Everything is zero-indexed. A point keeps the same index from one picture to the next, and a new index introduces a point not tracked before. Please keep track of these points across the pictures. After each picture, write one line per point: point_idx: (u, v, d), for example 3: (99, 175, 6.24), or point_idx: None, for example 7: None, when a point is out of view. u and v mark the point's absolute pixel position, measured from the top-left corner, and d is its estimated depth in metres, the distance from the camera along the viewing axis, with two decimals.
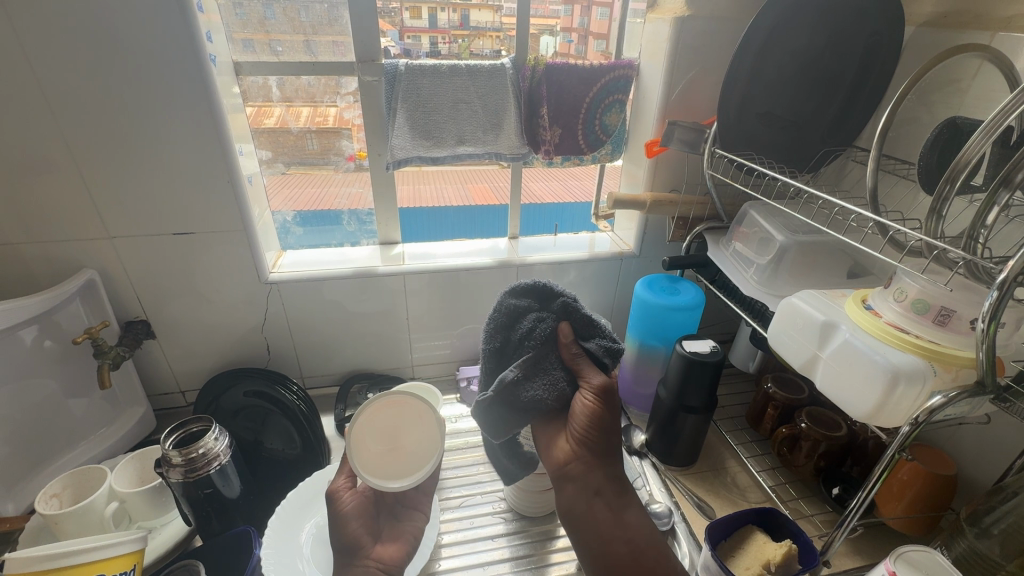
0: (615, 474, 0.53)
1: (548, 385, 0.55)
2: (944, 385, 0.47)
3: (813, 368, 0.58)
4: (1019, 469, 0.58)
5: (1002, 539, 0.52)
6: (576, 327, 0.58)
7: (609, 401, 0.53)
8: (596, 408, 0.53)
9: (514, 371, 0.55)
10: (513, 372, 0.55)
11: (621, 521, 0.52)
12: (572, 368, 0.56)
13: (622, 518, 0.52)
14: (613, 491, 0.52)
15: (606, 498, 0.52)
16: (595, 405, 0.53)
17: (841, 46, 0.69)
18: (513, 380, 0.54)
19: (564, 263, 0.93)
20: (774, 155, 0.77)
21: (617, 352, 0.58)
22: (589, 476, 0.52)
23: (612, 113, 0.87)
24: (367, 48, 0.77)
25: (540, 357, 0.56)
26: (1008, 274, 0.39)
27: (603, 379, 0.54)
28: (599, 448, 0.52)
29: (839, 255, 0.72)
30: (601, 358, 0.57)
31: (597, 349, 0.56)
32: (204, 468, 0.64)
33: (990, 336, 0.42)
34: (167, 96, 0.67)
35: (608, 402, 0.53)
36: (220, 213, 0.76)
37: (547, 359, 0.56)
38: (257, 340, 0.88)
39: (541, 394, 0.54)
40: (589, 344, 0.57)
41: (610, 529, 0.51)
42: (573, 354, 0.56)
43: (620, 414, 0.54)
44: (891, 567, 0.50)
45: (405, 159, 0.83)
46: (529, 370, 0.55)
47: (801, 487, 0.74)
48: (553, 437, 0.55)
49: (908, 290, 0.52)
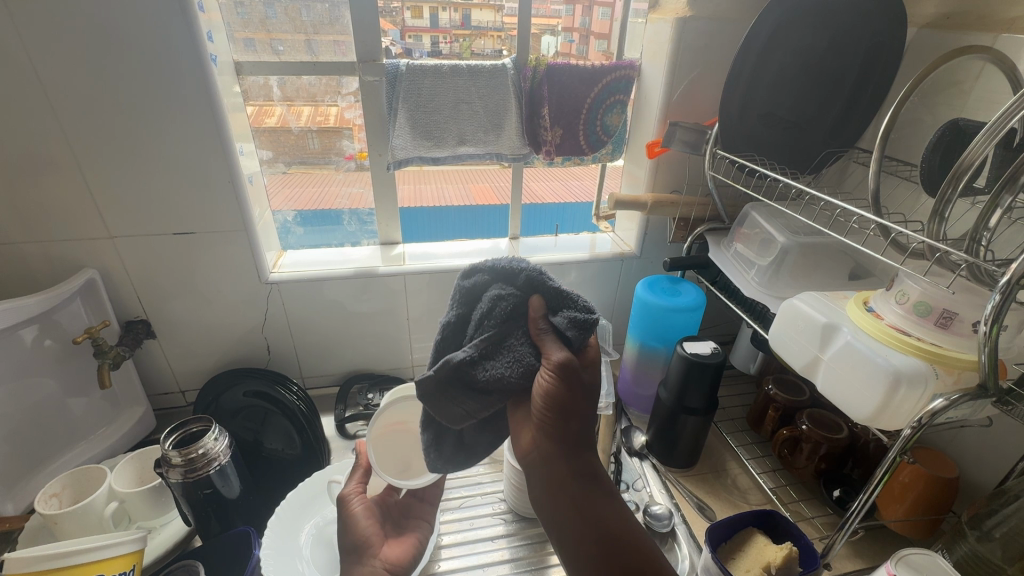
0: (588, 461, 0.44)
1: (512, 362, 0.45)
2: (945, 388, 0.47)
3: (814, 370, 0.58)
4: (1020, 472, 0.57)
5: (1003, 542, 0.52)
6: (546, 300, 0.47)
7: (568, 380, 0.43)
8: (552, 391, 0.43)
9: (467, 350, 0.45)
10: (466, 350, 0.45)
11: (600, 518, 0.42)
12: (538, 345, 0.46)
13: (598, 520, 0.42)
14: (586, 481, 0.43)
15: (578, 492, 0.43)
16: (554, 386, 0.43)
17: (844, 46, 0.69)
18: (466, 360, 0.45)
19: (565, 264, 0.93)
20: (776, 156, 0.77)
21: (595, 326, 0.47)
22: (556, 467, 0.43)
23: (614, 113, 0.87)
24: (369, 48, 0.77)
25: (500, 334, 0.46)
26: (1009, 278, 0.39)
27: (566, 354, 0.44)
28: (560, 433, 0.43)
29: (841, 257, 0.71)
30: (574, 334, 0.46)
31: (568, 325, 0.46)
32: (204, 468, 0.64)
33: (991, 339, 0.41)
34: (168, 94, 0.67)
35: (568, 382, 0.43)
36: (221, 213, 0.76)
37: (510, 335, 0.46)
38: (258, 340, 0.88)
39: (502, 374, 0.45)
40: (558, 318, 0.46)
41: (581, 533, 0.42)
42: (539, 330, 0.46)
43: (588, 390, 0.44)
44: (892, 569, 0.49)
45: (406, 159, 0.83)
46: (483, 351, 0.45)
47: (802, 489, 0.74)
48: (517, 423, 0.46)
49: (910, 292, 0.51)
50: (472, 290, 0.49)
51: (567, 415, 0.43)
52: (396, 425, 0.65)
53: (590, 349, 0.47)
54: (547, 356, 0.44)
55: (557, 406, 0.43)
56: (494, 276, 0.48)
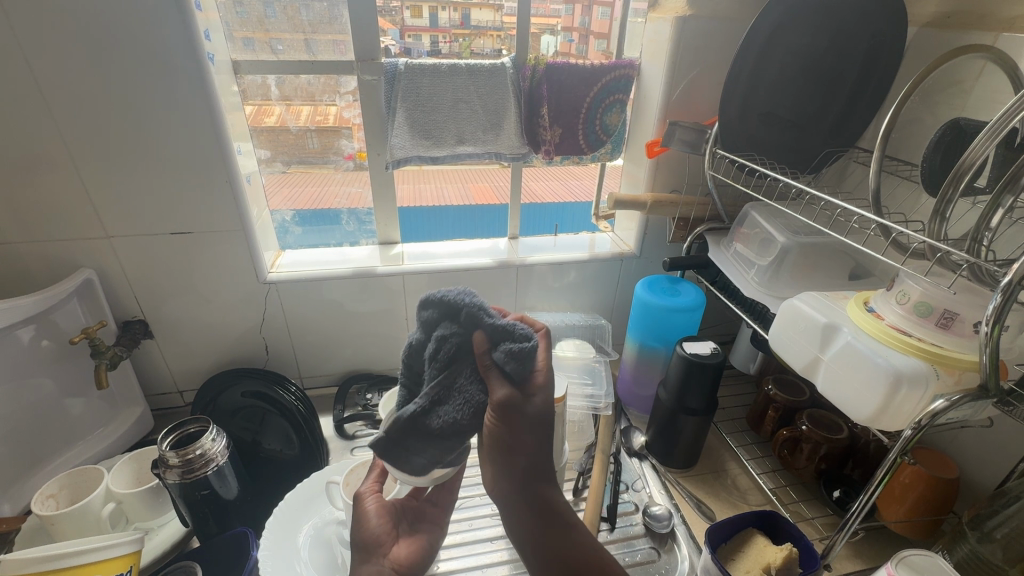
0: (549, 489, 0.45)
1: (462, 404, 0.45)
2: (946, 388, 0.47)
3: (815, 370, 0.58)
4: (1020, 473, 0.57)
5: (1005, 543, 0.52)
6: (488, 334, 0.46)
7: (514, 421, 0.44)
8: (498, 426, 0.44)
9: (418, 400, 0.45)
10: (417, 400, 0.45)
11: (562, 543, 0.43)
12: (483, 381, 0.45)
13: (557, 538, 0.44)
14: (547, 509, 0.44)
15: (540, 519, 0.44)
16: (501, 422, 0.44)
17: (845, 45, 0.68)
18: (418, 411, 0.45)
19: (565, 264, 0.93)
20: (776, 156, 0.76)
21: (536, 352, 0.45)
22: (517, 496, 0.44)
23: (613, 112, 0.86)
24: (367, 48, 0.76)
25: (449, 377, 0.46)
26: (1011, 278, 0.39)
27: (506, 393, 0.44)
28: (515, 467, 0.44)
29: (841, 257, 0.71)
30: (515, 369, 0.45)
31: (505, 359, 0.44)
32: (201, 468, 0.64)
33: (993, 340, 0.41)
34: (166, 92, 0.67)
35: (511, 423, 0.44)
36: (219, 213, 0.76)
37: (456, 378, 0.46)
38: (256, 340, 0.88)
39: (455, 418, 0.45)
40: (497, 353, 0.45)
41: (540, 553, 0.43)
42: (482, 367, 0.45)
43: (540, 425, 0.45)
44: (892, 569, 0.49)
45: (404, 159, 0.83)
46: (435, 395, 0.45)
47: (802, 489, 0.74)
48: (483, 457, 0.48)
49: (911, 292, 0.51)
50: (424, 332, 0.49)
51: (525, 452, 0.44)
52: None
53: (537, 375, 0.46)
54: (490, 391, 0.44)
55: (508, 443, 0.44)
56: (440, 314, 0.48)
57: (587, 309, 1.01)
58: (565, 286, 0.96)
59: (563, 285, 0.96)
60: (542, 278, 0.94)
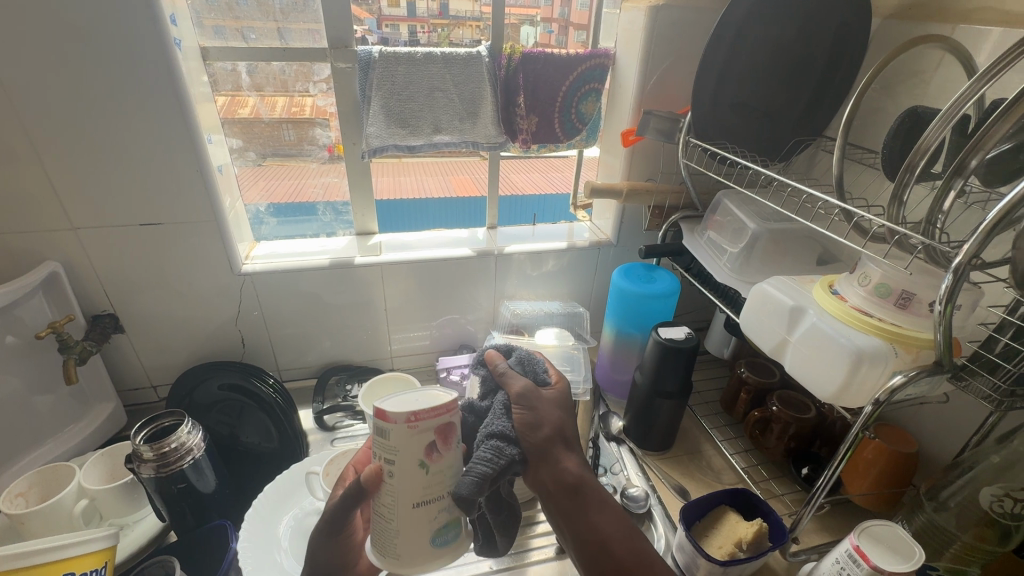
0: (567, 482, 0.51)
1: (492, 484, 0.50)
2: (905, 366, 0.49)
3: (782, 352, 0.59)
4: (979, 439, 0.58)
5: (957, 511, 0.55)
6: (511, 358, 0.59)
7: (535, 404, 0.52)
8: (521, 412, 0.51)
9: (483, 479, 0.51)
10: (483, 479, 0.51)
11: (588, 517, 0.51)
12: (504, 382, 0.54)
13: (586, 519, 0.51)
14: (570, 498, 0.51)
15: (568, 503, 0.51)
16: (525, 419, 0.51)
17: (812, 37, 0.70)
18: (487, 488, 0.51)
19: (543, 253, 0.93)
20: (749, 145, 0.78)
21: (536, 367, 0.57)
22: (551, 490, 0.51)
23: (589, 101, 0.87)
24: (341, 34, 0.75)
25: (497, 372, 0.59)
26: (962, 259, 0.41)
27: (523, 385, 0.53)
28: (539, 466, 0.51)
29: (809, 242, 0.74)
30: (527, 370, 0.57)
31: (518, 363, 0.57)
32: (177, 462, 0.63)
33: (946, 318, 0.44)
34: (134, 81, 0.65)
35: (530, 407, 0.52)
36: (189, 202, 0.74)
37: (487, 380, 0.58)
38: (232, 333, 0.87)
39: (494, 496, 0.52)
40: (511, 358, 0.58)
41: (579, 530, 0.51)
42: (499, 372, 0.54)
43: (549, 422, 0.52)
44: (855, 540, 0.56)
45: (381, 148, 0.82)
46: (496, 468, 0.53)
47: (772, 468, 0.77)
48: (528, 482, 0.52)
49: (872, 274, 0.53)
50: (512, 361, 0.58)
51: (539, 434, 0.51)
52: (402, 532, 0.43)
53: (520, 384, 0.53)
54: (510, 385, 0.53)
55: (530, 435, 0.51)
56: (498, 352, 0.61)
57: (566, 298, 1.02)
58: (544, 275, 0.97)
59: (542, 274, 0.96)
60: (521, 267, 0.94)
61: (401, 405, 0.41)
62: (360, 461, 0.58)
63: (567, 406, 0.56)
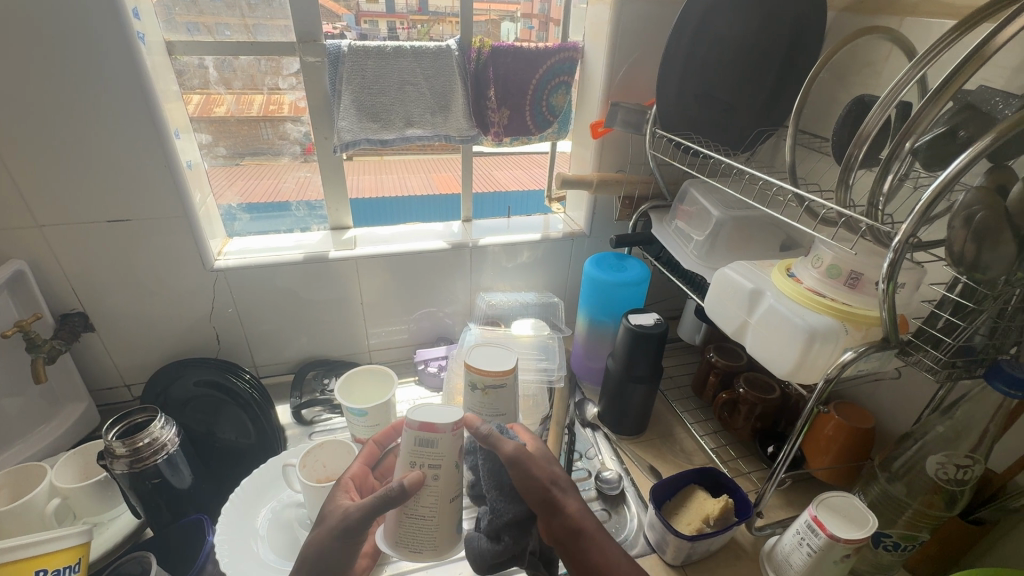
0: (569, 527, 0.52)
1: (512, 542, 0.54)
2: (854, 342, 0.52)
3: (743, 334, 0.62)
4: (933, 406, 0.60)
5: (908, 480, 0.58)
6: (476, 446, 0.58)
7: (528, 463, 0.52)
8: (517, 471, 0.51)
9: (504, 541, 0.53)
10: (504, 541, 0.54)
11: (589, 559, 0.51)
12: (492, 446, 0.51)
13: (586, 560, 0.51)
14: (571, 541, 0.52)
15: (567, 545, 0.52)
16: (523, 476, 0.51)
17: (770, 30, 0.73)
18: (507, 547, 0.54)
19: (517, 245, 0.95)
20: (713, 136, 0.80)
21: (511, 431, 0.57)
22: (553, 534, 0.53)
23: (559, 93, 0.89)
24: (309, 29, 0.75)
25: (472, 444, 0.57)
26: (900, 239, 0.43)
27: (513, 446, 0.51)
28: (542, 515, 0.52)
29: (773, 229, 0.76)
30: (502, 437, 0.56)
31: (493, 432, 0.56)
32: (150, 457, 0.63)
33: (889, 296, 0.46)
34: (97, 76, 0.64)
35: (525, 467, 0.51)
36: (158, 199, 0.74)
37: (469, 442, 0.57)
38: (206, 330, 0.86)
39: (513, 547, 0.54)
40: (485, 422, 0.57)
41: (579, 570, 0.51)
42: (485, 435, 0.51)
43: (544, 476, 0.52)
44: (813, 511, 0.58)
45: (353, 142, 0.82)
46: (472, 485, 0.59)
47: (740, 448, 0.79)
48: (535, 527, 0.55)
49: (824, 256, 0.55)
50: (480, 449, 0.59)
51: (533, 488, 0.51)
52: (441, 528, 0.49)
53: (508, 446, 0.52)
54: (500, 447, 0.51)
55: (529, 491, 0.51)
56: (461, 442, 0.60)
57: (541, 289, 1.03)
58: (519, 267, 0.98)
59: (517, 266, 0.98)
60: (496, 259, 0.96)
61: (422, 414, 0.48)
62: (355, 474, 0.58)
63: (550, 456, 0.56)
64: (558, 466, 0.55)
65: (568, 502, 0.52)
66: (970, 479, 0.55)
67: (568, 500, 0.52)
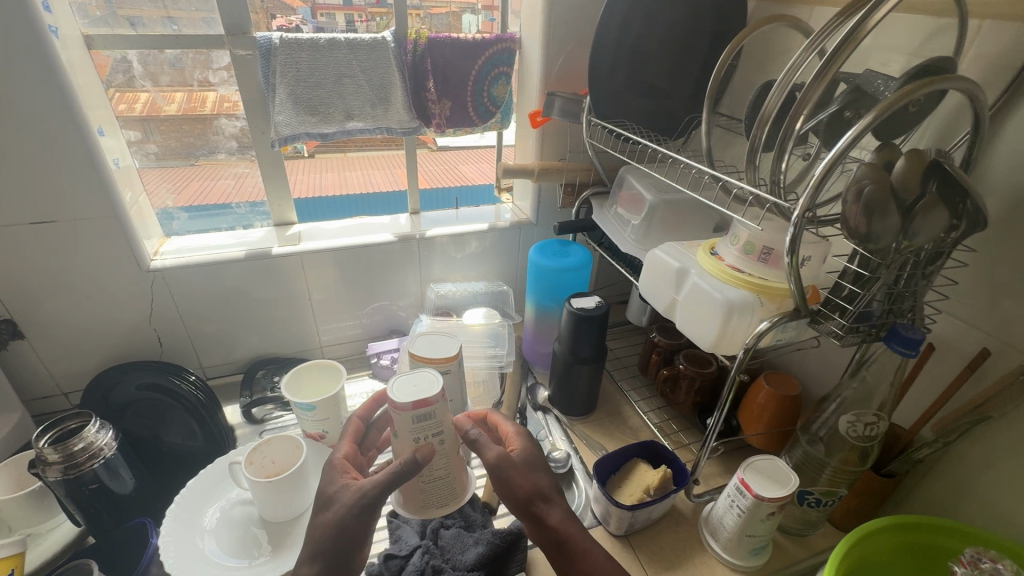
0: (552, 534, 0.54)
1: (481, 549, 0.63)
2: (768, 313, 0.56)
3: (673, 311, 0.65)
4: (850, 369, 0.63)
5: (828, 441, 0.63)
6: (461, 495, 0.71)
7: (509, 473, 0.55)
8: (498, 475, 0.55)
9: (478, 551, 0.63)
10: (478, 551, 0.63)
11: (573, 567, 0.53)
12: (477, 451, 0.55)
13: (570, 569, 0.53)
14: (556, 550, 0.54)
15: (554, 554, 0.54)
16: (501, 481, 0.55)
17: (693, 20, 0.76)
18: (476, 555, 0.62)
19: (464, 235, 0.96)
20: (646, 124, 0.82)
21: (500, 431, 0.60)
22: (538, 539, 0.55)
23: (499, 84, 0.90)
24: (237, 22, 0.74)
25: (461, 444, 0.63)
26: (799, 214, 0.46)
27: (495, 453, 0.55)
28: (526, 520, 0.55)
29: (705, 213, 0.79)
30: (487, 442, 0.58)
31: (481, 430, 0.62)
32: (87, 463, 0.62)
33: (795, 270, 0.49)
34: (7, 70, 0.61)
35: (506, 475, 0.55)
36: (85, 198, 0.71)
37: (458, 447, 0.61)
38: (147, 333, 0.84)
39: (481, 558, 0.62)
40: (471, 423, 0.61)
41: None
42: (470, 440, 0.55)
43: (526, 482, 0.55)
44: (741, 476, 0.61)
45: (291, 137, 0.81)
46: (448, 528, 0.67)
47: (682, 421, 0.83)
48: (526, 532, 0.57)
49: (741, 234, 0.58)
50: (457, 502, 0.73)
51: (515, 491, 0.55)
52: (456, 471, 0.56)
53: (490, 451, 0.55)
54: (483, 453, 0.55)
55: (508, 496, 0.55)
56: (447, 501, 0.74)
57: (492, 278, 1.05)
58: (469, 257, 0.99)
59: (466, 256, 0.99)
60: (444, 250, 0.97)
61: (409, 393, 0.49)
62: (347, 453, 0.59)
63: (536, 463, 0.58)
64: (544, 474, 0.57)
65: (551, 513, 0.54)
66: (876, 434, 0.59)
67: (551, 507, 0.55)
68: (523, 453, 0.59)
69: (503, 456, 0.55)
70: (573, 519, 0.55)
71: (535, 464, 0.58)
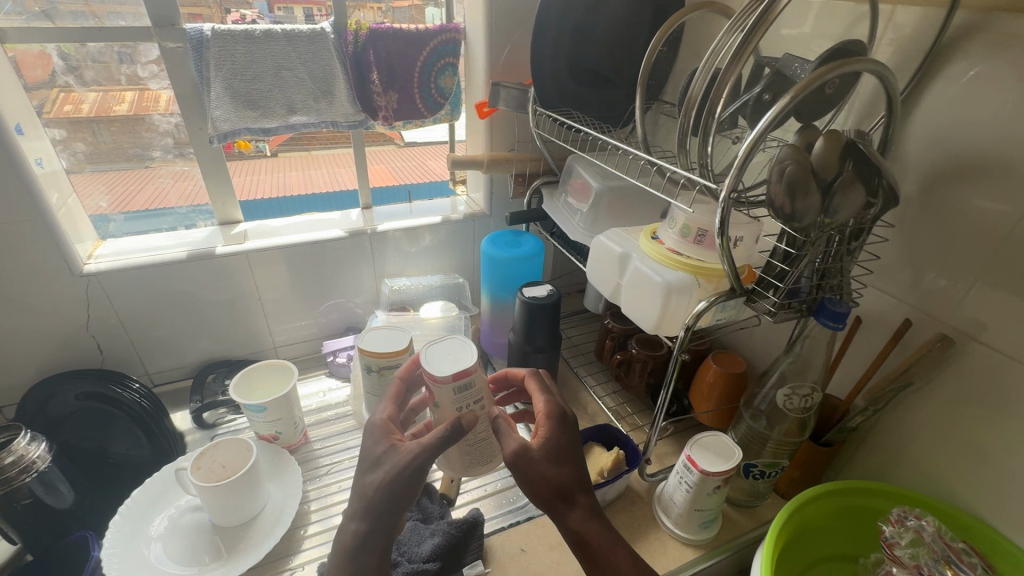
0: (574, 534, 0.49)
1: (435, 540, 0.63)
2: (706, 294, 0.57)
3: (618, 296, 0.66)
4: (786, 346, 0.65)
5: (769, 416, 0.65)
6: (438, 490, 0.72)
7: (527, 467, 0.50)
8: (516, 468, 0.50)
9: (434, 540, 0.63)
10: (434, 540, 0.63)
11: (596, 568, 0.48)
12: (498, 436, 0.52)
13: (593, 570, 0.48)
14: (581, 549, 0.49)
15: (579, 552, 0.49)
16: (520, 474, 0.50)
17: (633, 9, 0.77)
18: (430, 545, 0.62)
19: (417, 229, 0.95)
20: (590, 113, 0.83)
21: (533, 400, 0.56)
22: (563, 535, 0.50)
23: (446, 75, 0.89)
24: (165, 13, 0.71)
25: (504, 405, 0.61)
26: (726, 193, 0.47)
27: (514, 445, 0.50)
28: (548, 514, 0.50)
29: (650, 199, 0.81)
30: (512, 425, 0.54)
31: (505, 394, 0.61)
32: (19, 477, 0.59)
33: (726, 250, 0.50)
34: None
35: (523, 470, 0.50)
36: (6, 200, 0.68)
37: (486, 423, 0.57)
38: (86, 341, 0.80)
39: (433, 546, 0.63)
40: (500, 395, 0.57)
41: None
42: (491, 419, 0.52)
43: (548, 476, 0.50)
44: (688, 453, 0.63)
45: (231, 132, 0.79)
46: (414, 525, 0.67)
47: (636, 404, 0.85)
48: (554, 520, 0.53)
49: (677, 217, 0.60)
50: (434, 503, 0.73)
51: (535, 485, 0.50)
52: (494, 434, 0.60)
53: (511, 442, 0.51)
54: (505, 440, 0.51)
55: (530, 490, 0.50)
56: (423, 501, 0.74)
57: (448, 271, 1.04)
58: (423, 250, 0.99)
59: (420, 250, 0.98)
60: (398, 244, 0.96)
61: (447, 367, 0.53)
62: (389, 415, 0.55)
63: (563, 452, 0.52)
64: (571, 465, 0.51)
65: (571, 512, 0.49)
66: (812, 405, 0.62)
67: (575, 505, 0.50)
68: (550, 443, 0.52)
69: (522, 450, 0.50)
70: (599, 516, 0.50)
71: (561, 457, 0.51)
